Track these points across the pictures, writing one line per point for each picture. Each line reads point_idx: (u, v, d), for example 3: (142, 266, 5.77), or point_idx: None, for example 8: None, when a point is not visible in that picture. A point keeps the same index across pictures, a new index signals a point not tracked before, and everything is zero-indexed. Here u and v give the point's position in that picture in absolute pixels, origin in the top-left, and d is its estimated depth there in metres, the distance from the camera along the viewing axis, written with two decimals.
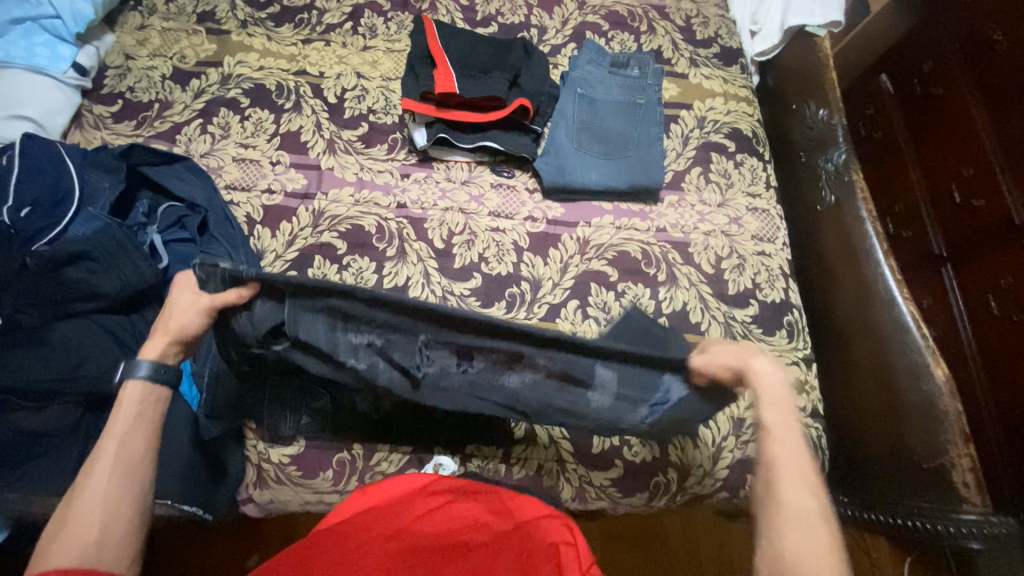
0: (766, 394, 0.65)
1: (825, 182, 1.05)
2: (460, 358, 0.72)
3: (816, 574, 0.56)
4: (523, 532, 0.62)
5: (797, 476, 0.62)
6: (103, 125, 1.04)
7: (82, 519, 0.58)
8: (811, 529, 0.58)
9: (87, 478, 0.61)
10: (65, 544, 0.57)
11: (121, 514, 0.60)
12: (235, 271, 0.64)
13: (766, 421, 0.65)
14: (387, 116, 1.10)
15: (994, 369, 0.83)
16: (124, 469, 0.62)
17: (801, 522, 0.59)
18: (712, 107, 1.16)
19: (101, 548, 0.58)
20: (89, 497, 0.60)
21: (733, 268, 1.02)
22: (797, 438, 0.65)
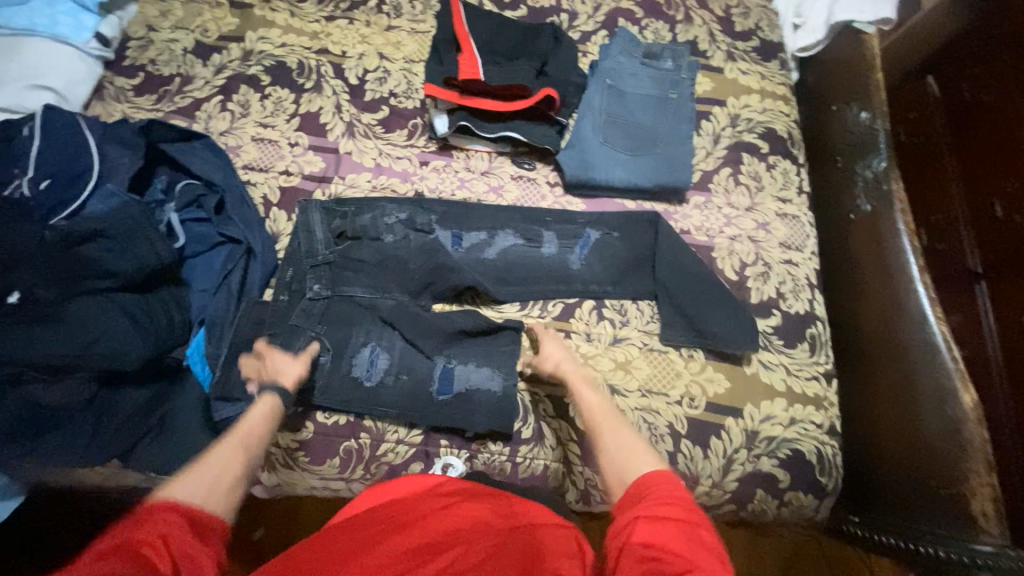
0: (564, 369, 0.84)
1: (861, 190, 0.99)
2: (457, 237, 0.98)
3: (642, 460, 0.65)
4: (527, 531, 0.60)
5: (595, 415, 0.75)
6: (124, 98, 1.03)
7: (208, 468, 0.63)
8: (620, 434, 0.70)
9: (214, 449, 0.66)
10: (186, 485, 0.59)
11: (231, 472, 0.64)
12: (336, 190, 0.99)
13: (577, 391, 0.80)
14: (408, 100, 1.07)
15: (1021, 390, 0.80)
16: (244, 447, 0.68)
17: (615, 434, 0.71)
18: (747, 105, 1.11)
19: (209, 496, 0.60)
20: (211, 459, 0.64)
21: (758, 276, 0.99)
22: (589, 387, 0.81)
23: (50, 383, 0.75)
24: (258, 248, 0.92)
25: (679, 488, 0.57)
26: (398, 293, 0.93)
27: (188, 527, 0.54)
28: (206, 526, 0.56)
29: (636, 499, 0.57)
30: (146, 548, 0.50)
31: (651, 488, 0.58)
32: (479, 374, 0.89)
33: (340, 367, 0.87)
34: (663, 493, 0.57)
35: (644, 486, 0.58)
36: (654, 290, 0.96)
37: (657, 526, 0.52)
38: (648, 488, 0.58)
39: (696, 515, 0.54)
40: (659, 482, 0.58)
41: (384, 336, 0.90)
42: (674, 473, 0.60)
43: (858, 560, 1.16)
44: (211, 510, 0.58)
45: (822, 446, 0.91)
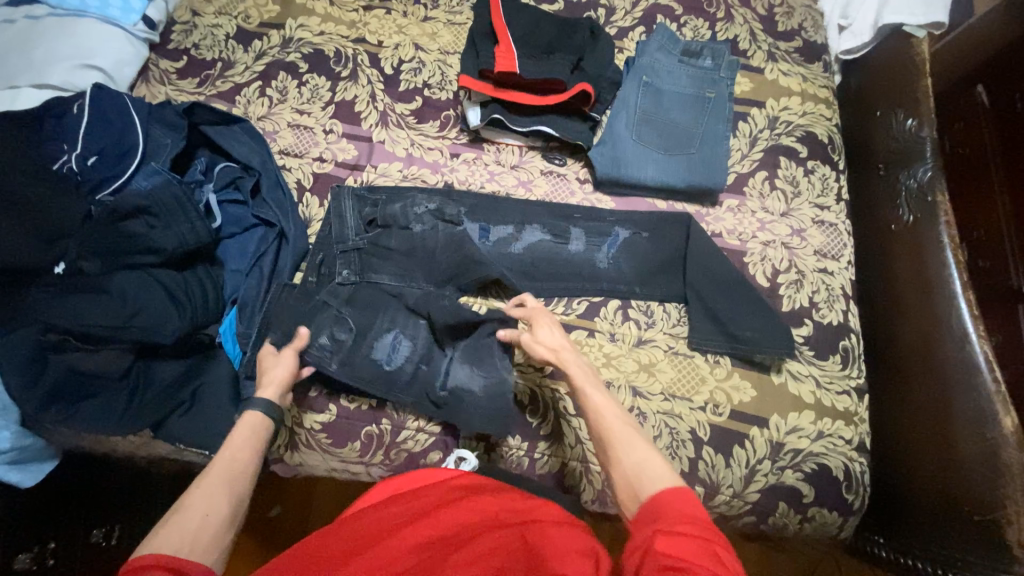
0: (566, 363, 0.75)
1: (904, 200, 0.95)
2: (484, 231, 0.98)
3: (656, 475, 0.59)
4: (534, 525, 0.58)
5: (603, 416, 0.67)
6: (168, 80, 1.06)
7: (190, 515, 0.59)
8: (631, 441, 0.63)
9: (196, 489, 0.62)
10: (171, 538, 0.56)
11: (215, 518, 0.60)
12: (368, 179, 1.00)
13: (582, 388, 0.71)
14: (442, 91, 1.07)
15: None
16: (229, 483, 0.64)
17: (624, 441, 0.63)
18: (786, 107, 1.08)
19: (196, 544, 0.57)
20: (194, 505, 0.60)
21: (790, 284, 0.96)
22: (596, 385, 0.72)
23: (91, 352, 0.78)
24: (291, 232, 0.94)
25: (697, 506, 0.53)
26: (422, 283, 0.93)
27: None
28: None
29: (650, 519, 0.53)
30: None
31: (668, 502, 0.54)
32: (463, 372, 0.87)
33: (360, 348, 0.87)
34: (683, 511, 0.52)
35: (659, 504, 0.54)
36: (685, 293, 0.94)
37: (676, 542, 0.49)
38: (663, 506, 0.54)
39: (717, 536, 0.50)
40: (674, 497, 0.55)
41: (408, 323, 0.90)
42: (688, 489, 0.56)
43: None
44: (197, 557, 0.56)
45: (850, 463, 0.88)
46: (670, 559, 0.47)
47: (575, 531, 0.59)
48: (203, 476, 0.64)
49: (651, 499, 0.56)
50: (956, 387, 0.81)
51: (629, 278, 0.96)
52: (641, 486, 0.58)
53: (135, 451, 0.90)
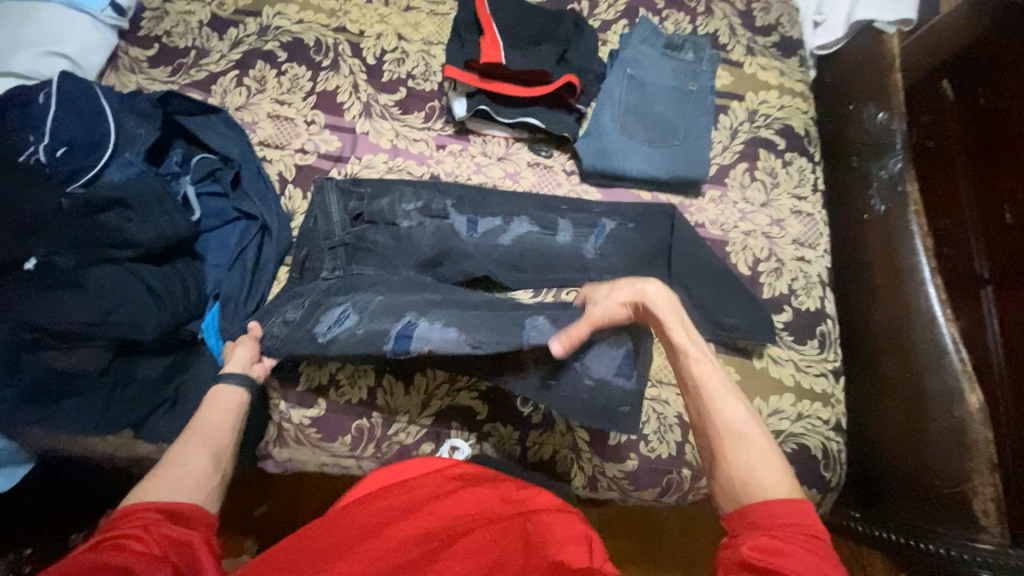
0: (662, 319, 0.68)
1: (875, 190, 0.99)
2: (472, 223, 0.97)
3: (772, 480, 0.56)
4: (530, 517, 0.59)
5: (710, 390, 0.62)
6: (138, 69, 1.02)
7: (173, 465, 0.61)
8: (748, 437, 0.59)
9: (178, 446, 0.64)
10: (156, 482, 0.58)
11: (195, 465, 0.62)
12: (353, 172, 0.98)
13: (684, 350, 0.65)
14: (426, 82, 1.06)
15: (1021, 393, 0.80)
16: (211, 438, 0.67)
17: (739, 434, 0.59)
18: (764, 100, 1.10)
19: (184, 487, 0.59)
20: (176, 457, 0.62)
21: (770, 272, 0.99)
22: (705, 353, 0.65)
23: (66, 350, 0.75)
24: (275, 225, 0.92)
25: (808, 518, 0.52)
26: (402, 270, 0.90)
27: (168, 518, 0.55)
28: (185, 512, 0.57)
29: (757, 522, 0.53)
30: (124, 540, 0.52)
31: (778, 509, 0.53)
32: (438, 332, 0.71)
33: (309, 323, 0.81)
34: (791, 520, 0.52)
35: (771, 510, 0.53)
36: (670, 281, 0.96)
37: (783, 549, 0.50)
38: (775, 513, 0.53)
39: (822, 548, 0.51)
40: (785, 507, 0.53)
41: (361, 299, 0.81)
42: (803, 499, 0.54)
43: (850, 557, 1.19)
44: (186, 499, 0.58)
45: (828, 442, 0.92)
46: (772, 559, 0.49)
47: (571, 521, 0.59)
48: (185, 435, 0.66)
49: (763, 502, 0.54)
50: (925, 367, 0.85)
51: (617, 267, 0.97)
52: (749, 487, 0.56)
53: (114, 453, 0.87)
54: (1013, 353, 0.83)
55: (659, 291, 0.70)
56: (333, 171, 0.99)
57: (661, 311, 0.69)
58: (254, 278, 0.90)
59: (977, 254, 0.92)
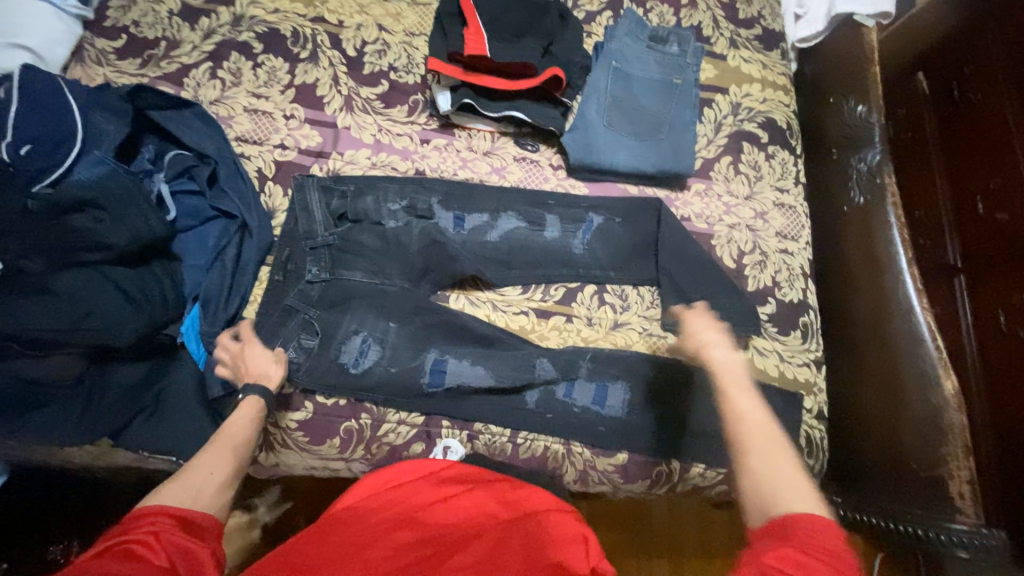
0: (712, 358, 0.76)
1: (855, 183, 1.01)
2: (460, 221, 0.97)
3: (802, 499, 0.55)
4: (532, 522, 0.60)
5: (748, 420, 0.64)
6: (105, 61, 0.97)
7: (197, 474, 0.62)
8: (776, 460, 0.59)
9: (201, 457, 0.65)
10: (176, 491, 0.58)
11: (220, 476, 0.63)
12: (336, 169, 0.96)
13: (724, 388, 0.70)
14: (409, 75, 1.04)
15: (991, 379, 0.83)
16: (230, 452, 0.67)
17: (767, 456, 0.60)
18: (748, 94, 1.11)
19: (198, 500, 0.59)
20: (198, 467, 0.63)
21: (755, 264, 1.00)
22: (746, 390, 0.69)
23: (39, 358, 0.72)
24: (255, 224, 0.89)
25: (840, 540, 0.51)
26: (398, 280, 0.92)
27: (178, 525, 0.54)
28: (198, 525, 0.56)
29: (787, 533, 0.51)
30: (135, 548, 0.50)
31: (804, 528, 0.51)
32: (465, 367, 0.89)
33: (328, 351, 0.86)
34: (819, 538, 0.50)
35: (804, 522, 0.52)
36: (658, 276, 0.96)
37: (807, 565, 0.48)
38: (806, 524, 0.52)
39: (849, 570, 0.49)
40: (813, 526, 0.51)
41: (377, 326, 0.89)
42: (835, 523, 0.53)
43: None
44: (198, 508, 0.58)
45: (809, 430, 0.95)
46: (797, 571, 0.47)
47: (567, 518, 0.62)
48: (207, 447, 0.67)
49: (792, 519, 0.52)
50: (904, 354, 0.88)
51: (605, 262, 0.98)
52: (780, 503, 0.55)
53: (93, 462, 0.84)
54: (985, 341, 0.86)
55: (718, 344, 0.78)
56: (314, 168, 0.96)
57: (718, 358, 0.75)
58: (234, 279, 0.88)
59: (950, 244, 0.95)
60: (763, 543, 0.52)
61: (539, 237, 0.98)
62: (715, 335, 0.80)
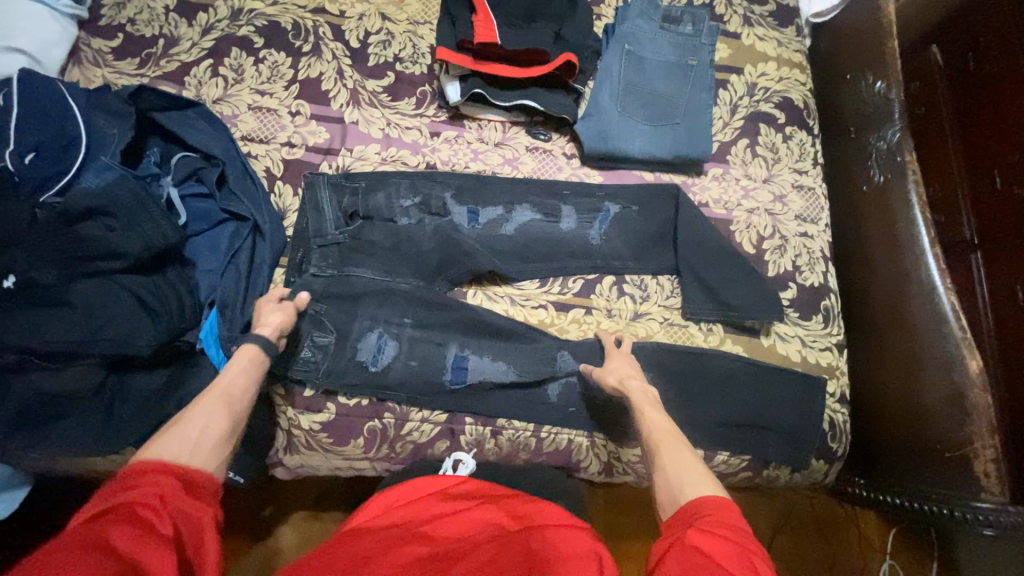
0: (629, 387, 0.78)
1: (875, 161, 0.98)
2: (473, 216, 0.95)
3: (702, 487, 0.58)
4: (535, 532, 0.58)
5: (658, 434, 0.69)
6: (103, 62, 0.94)
7: (192, 426, 0.60)
8: (684, 462, 0.62)
9: (200, 404, 0.64)
10: (172, 445, 0.56)
11: (216, 429, 0.61)
12: (346, 166, 0.94)
13: (641, 406, 0.74)
14: (415, 65, 1.01)
15: (1010, 357, 0.83)
16: (227, 406, 0.65)
17: (674, 456, 0.64)
18: (763, 73, 1.08)
19: (196, 454, 0.57)
20: (196, 418, 0.61)
21: (775, 249, 0.99)
22: (656, 406, 0.74)
23: (54, 371, 0.72)
24: (266, 226, 0.88)
25: (739, 516, 0.53)
26: (411, 276, 0.91)
27: (182, 485, 0.53)
28: (199, 485, 0.55)
29: (688, 519, 0.53)
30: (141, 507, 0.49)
31: (706, 507, 0.54)
32: (486, 363, 0.88)
33: (345, 351, 0.86)
34: (722, 517, 0.52)
35: (699, 506, 0.54)
36: (677, 265, 0.95)
37: (712, 538, 0.50)
38: (702, 509, 0.54)
39: (752, 543, 0.50)
40: (714, 505, 0.54)
41: (393, 326, 0.89)
42: (730, 502, 0.55)
43: (844, 516, 1.28)
44: (198, 465, 0.56)
45: (834, 414, 0.95)
46: (703, 554, 0.48)
47: (578, 535, 0.58)
48: (202, 397, 0.65)
49: (698, 501, 0.55)
50: (924, 336, 0.87)
51: (622, 252, 0.96)
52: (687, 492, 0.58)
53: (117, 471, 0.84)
54: (1005, 317, 0.85)
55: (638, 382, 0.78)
56: (323, 165, 0.94)
57: (635, 389, 0.77)
58: (250, 282, 0.87)
59: (966, 219, 0.93)
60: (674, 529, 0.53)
61: (555, 229, 0.96)
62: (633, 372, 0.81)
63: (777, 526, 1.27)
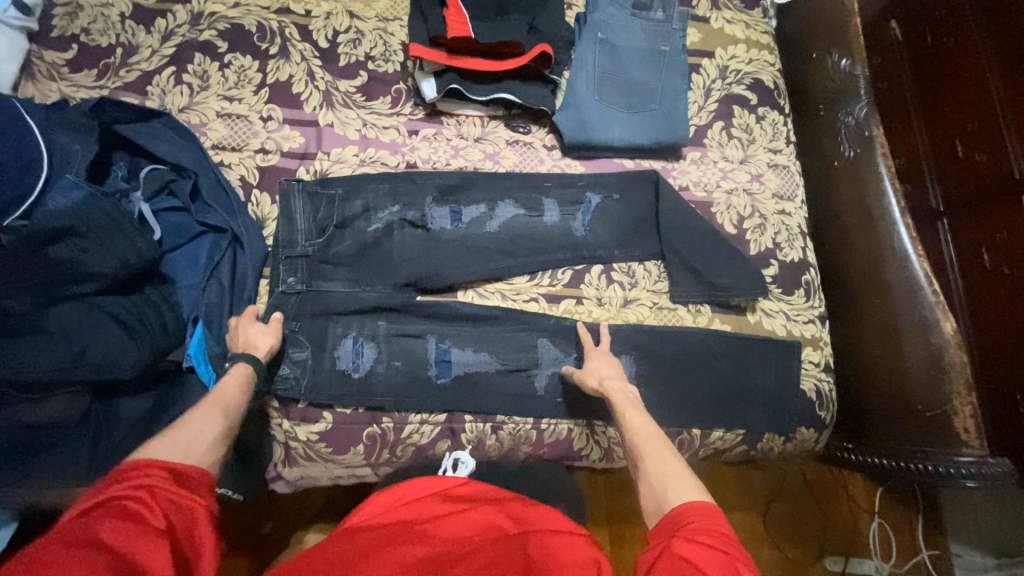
0: (609, 388, 0.78)
1: (845, 137, 1.01)
2: (457, 215, 0.94)
3: (688, 491, 0.59)
4: (534, 541, 0.57)
5: (642, 436, 0.69)
6: (58, 75, 0.90)
7: (189, 429, 0.59)
8: (672, 468, 0.62)
9: (196, 411, 0.63)
10: (165, 445, 0.56)
11: (210, 433, 0.60)
12: (324, 171, 0.92)
13: (623, 409, 0.74)
14: (387, 63, 0.99)
15: (978, 317, 0.87)
16: (222, 411, 0.64)
17: (659, 460, 0.64)
18: (734, 56, 1.10)
19: (192, 454, 0.57)
20: (192, 423, 0.61)
21: (756, 228, 1.01)
22: (638, 409, 0.74)
23: (35, 401, 0.69)
24: (246, 236, 0.86)
25: (726, 523, 0.53)
26: (379, 287, 0.89)
27: (173, 480, 0.52)
28: (191, 478, 0.54)
29: (674, 529, 0.54)
30: (129, 505, 0.48)
31: (690, 515, 0.54)
32: (469, 356, 0.89)
33: (324, 362, 0.84)
34: (708, 525, 0.53)
35: (685, 514, 0.55)
36: (662, 250, 0.96)
37: (700, 550, 0.50)
38: (689, 517, 0.54)
39: (735, 549, 0.51)
40: (700, 512, 0.55)
41: (377, 331, 0.88)
42: (716, 508, 0.56)
43: (833, 479, 1.33)
44: (192, 463, 0.55)
45: (820, 383, 0.98)
46: (688, 563, 0.48)
47: (578, 545, 0.57)
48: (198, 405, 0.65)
49: (683, 509, 0.56)
50: (899, 303, 0.91)
51: (607, 240, 0.97)
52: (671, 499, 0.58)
53: None
54: (971, 278, 0.89)
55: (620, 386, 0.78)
56: (300, 170, 0.92)
57: (615, 389, 0.77)
58: (234, 296, 0.85)
59: (932, 188, 0.96)
60: (660, 541, 0.53)
61: (540, 222, 0.97)
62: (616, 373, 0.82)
63: (772, 496, 1.30)
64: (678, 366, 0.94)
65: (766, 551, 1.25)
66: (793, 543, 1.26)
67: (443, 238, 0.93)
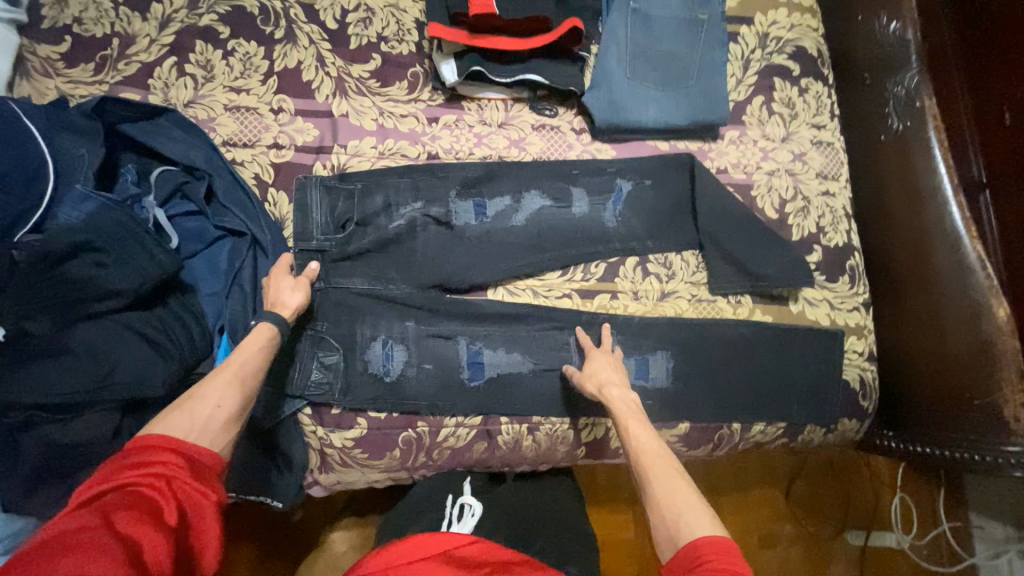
0: (609, 396, 0.75)
1: (892, 109, 0.94)
2: (481, 209, 0.89)
3: (702, 521, 0.57)
4: None
5: (646, 454, 0.66)
6: (53, 71, 0.84)
7: (204, 402, 0.58)
8: (679, 496, 0.60)
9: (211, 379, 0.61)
10: (180, 424, 0.55)
11: (227, 409, 0.59)
12: (342, 165, 0.87)
13: (627, 423, 0.70)
14: (402, 44, 0.92)
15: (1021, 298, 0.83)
16: (240, 380, 0.62)
17: (668, 491, 0.61)
18: (775, 21, 1.01)
19: (206, 432, 0.56)
20: (211, 395, 0.59)
21: (798, 212, 0.96)
22: (640, 420, 0.71)
23: (67, 423, 0.68)
24: (266, 239, 0.81)
25: (739, 559, 0.52)
26: (406, 286, 0.86)
27: (190, 468, 0.52)
28: (205, 465, 0.54)
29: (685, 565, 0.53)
30: (142, 493, 0.49)
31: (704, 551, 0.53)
32: (501, 356, 0.86)
33: (355, 365, 0.82)
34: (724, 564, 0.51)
35: (696, 549, 0.54)
36: (699, 239, 0.91)
37: None
38: (700, 552, 0.53)
39: None
40: (712, 544, 0.54)
41: (404, 333, 0.85)
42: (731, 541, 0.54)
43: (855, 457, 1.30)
44: (204, 443, 0.55)
45: (864, 372, 0.95)
46: None
47: None
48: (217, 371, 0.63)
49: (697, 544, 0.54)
50: (944, 285, 0.86)
51: (640, 231, 0.92)
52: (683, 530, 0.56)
53: None
54: (1015, 259, 0.85)
55: (618, 386, 0.76)
56: (316, 165, 0.86)
57: (617, 397, 0.74)
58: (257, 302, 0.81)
59: (974, 158, 0.91)
60: None
61: (570, 212, 0.92)
62: (616, 377, 0.78)
63: (796, 475, 1.28)
64: (717, 359, 0.91)
65: (788, 528, 1.25)
66: (814, 519, 1.26)
67: (467, 234, 0.88)
